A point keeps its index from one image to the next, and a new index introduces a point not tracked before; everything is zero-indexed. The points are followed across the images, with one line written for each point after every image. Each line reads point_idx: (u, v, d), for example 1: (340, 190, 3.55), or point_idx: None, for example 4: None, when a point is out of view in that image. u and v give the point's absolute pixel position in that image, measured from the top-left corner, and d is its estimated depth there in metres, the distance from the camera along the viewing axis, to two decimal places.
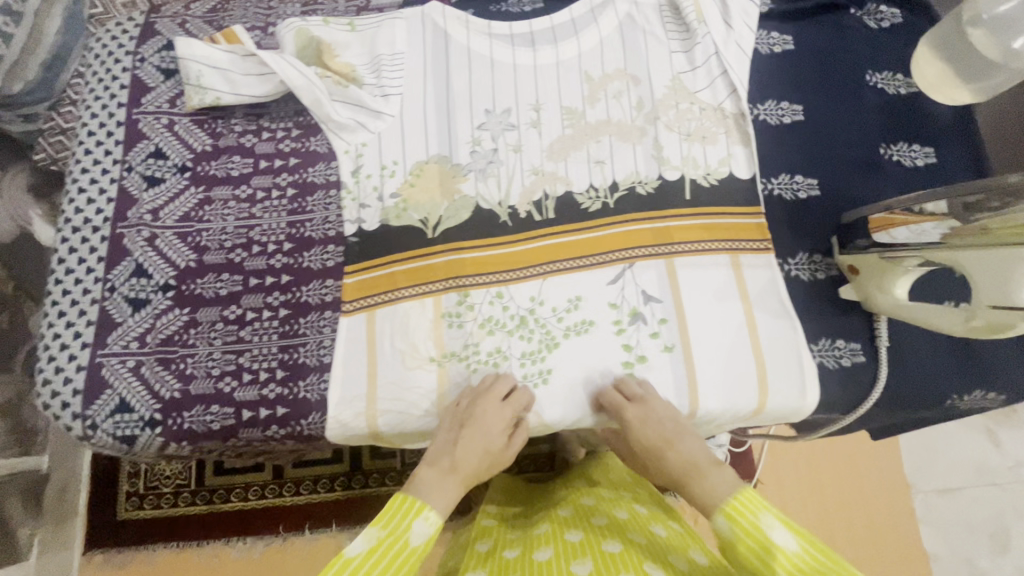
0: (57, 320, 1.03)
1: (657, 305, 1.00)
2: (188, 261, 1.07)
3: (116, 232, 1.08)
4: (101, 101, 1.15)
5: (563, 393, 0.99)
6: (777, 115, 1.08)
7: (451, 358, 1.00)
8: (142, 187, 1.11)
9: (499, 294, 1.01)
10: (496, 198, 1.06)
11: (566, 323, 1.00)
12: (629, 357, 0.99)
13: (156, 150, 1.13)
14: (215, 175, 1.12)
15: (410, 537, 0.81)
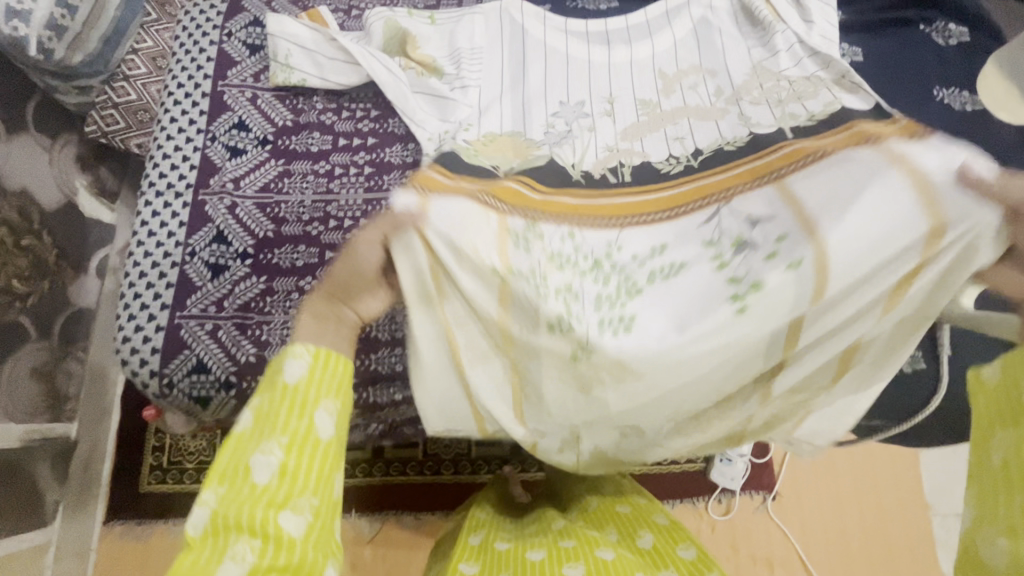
0: (140, 277, 1.12)
1: (780, 113, 0.90)
2: (264, 226, 1.17)
3: (200, 198, 1.18)
4: (190, 75, 1.27)
5: (646, 350, 0.71)
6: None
7: (523, 308, 0.82)
8: (225, 157, 1.22)
9: (571, 234, 0.81)
10: (571, 160, 1.06)
11: (650, 268, 0.77)
12: (736, 288, 0.71)
13: (240, 122, 1.24)
14: (295, 150, 1.23)
15: (289, 378, 0.73)
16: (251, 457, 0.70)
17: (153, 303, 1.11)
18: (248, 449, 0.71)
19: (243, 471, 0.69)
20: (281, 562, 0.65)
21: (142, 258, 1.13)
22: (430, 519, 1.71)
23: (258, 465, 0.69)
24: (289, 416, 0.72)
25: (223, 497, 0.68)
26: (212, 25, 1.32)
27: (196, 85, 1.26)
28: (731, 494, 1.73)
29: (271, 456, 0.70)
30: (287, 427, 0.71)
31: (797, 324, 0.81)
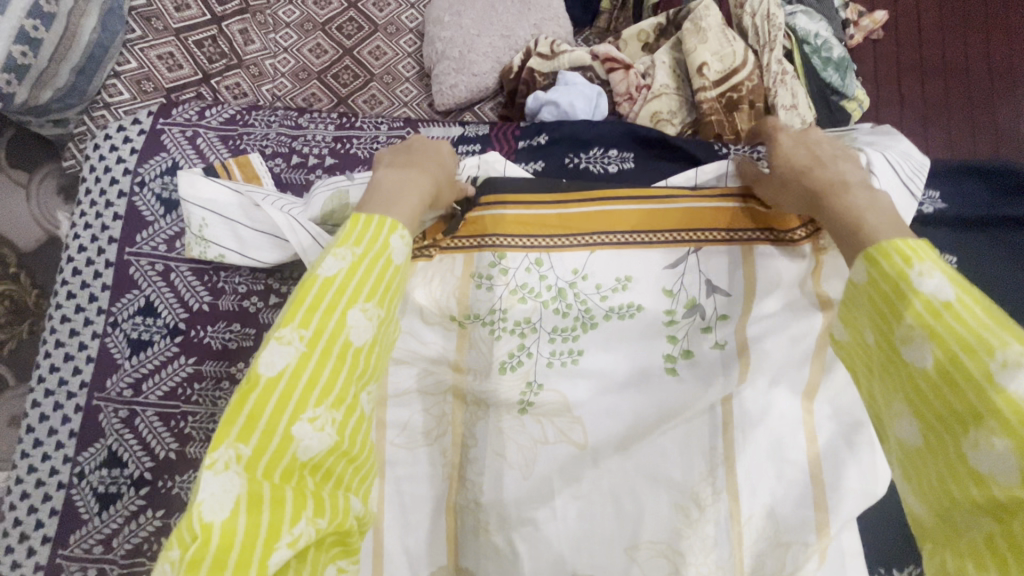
0: (12, 532, 0.65)
1: (722, 296, 0.66)
2: (173, 457, 0.64)
3: (92, 409, 0.66)
4: (107, 192, 0.72)
5: (612, 354, 0.66)
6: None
7: (474, 320, 0.67)
8: (125, 355, 0.67)
9: (528, 317, 0.67)
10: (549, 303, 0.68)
11: (610, 303, 0.67)
12: (672, 350, 0.66)
13: (150, 309, 0.68)
14: (209, 348, 0.67)
15: (392, 259, 0.49)
16: (344, 308, 0.46)
17: (25, 569, 0.64)
18: (339, 302, 0.46)
19: (333, 324, 0.45)
20: (354, 442, 0.46)
21: (21, 503, 0.65)
22: None
23: (355, 317, 0.46)
24: (385, 280, 0.48)
25: (315, 342, 0.44)
26: (126, 165, 0.72)
27: (102, 223, 0.71)
28: None
29: (369, 317, 0.47)
30: (384, 291, 0.48)
31: (739, 365, 0.63)
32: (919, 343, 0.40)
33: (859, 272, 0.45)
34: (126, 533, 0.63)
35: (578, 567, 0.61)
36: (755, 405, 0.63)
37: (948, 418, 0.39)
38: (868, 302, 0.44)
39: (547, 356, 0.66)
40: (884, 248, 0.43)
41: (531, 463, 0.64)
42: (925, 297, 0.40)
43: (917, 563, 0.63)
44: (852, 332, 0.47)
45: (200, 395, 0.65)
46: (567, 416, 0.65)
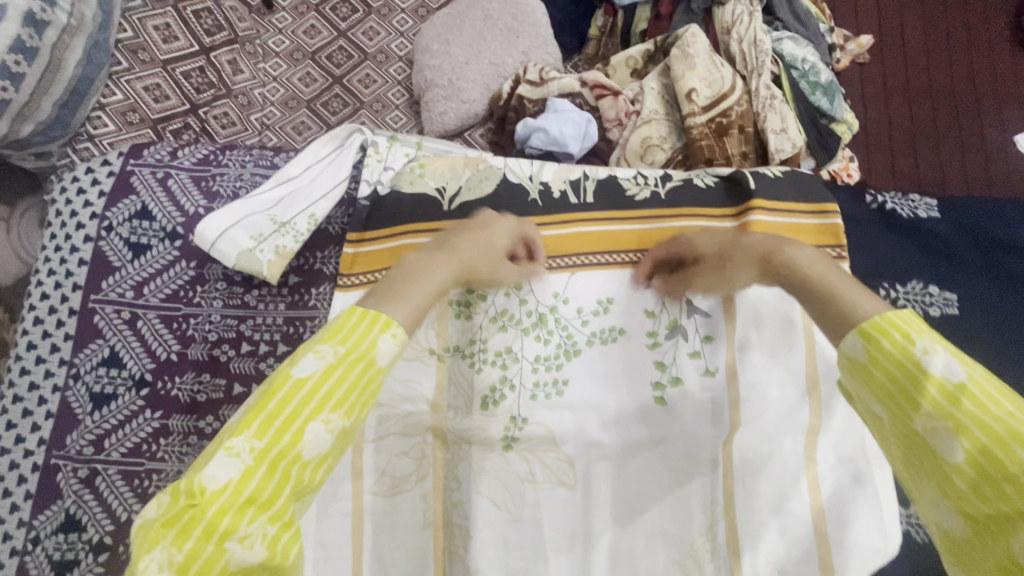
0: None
1: (704, 316, 0.63)
2: (136, 519, 0.60)
3: (50, 468, 0.62)
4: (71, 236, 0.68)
5: (598, 390, 0.63)
6: (920, 312, 0.63)
7: (453, 352, 0.64)
8: (87, 411, 0.63)
9: (508, 347, 0.64)
10: (529, 334, 0.64)
11: (592, 328, 0.64)
12: (660, 378, 0.63)
13: (114, 359, 0.64)
14: (176, 397, 0.63)
15: (375, 362, 0.41)
16: (302, 420, 0.38)
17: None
18: (301, 410, 0.38)
19: (289, 438, 0.38)
20: (292, 563, 0.39)
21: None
22: None
23: (314, 431, 0.39)
24: (364, 390, 0.40)
25: (264, 455, 0.37)
26: (92, 208, 0.69)
27: (66, 269, 0.67)
28: None
29: (334, 426, 0.39)
30: (359, 399, 0.40)
31: (727, 404, 0.61)
32: (944, 432, 0.35)
33: (851, 344, 0.39)
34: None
35: None
36: (755, 456, 0.60)
37: (990, 519, 0.34)
38: (867, 379, 0.38)
39: (529, 389, 0.63)
40: (878, 323, 0.38)
41: (518, 505, 0.60)
42: (940, 380, 0.35)
43: None
44: (855, 401, 0.42)
45: (167, 450, 0.62)
46: (554, 451, 0.61)
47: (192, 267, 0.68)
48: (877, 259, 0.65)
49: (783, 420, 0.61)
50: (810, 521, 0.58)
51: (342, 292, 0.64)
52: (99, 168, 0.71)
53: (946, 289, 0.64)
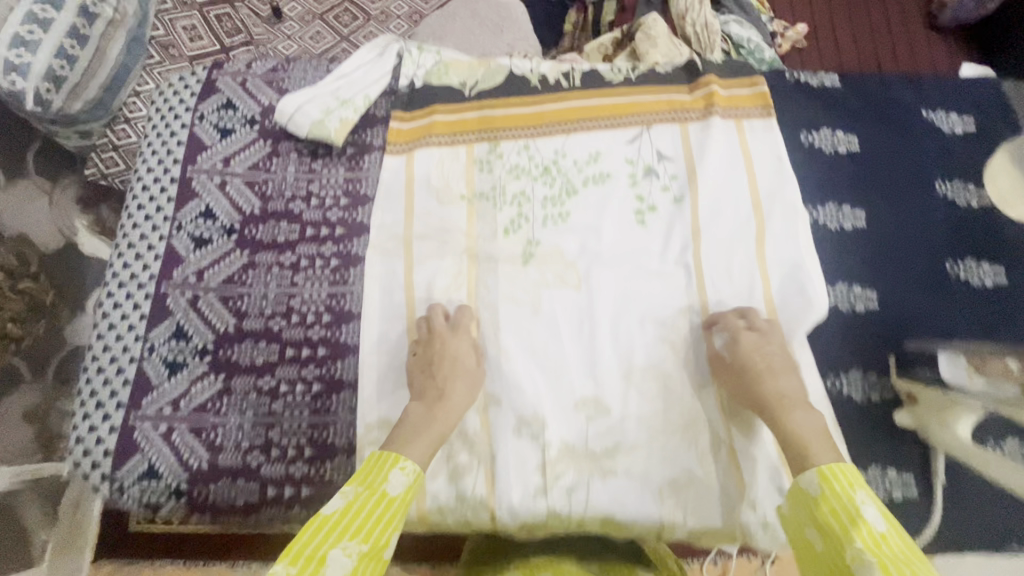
0: (89, 402, 0.73)
1: (670, 161, 0.83)
2: (232, 330, 0.76)
3: (160, 295, 0.77)
4: (169, 127, 0.84)
5: (593, 217, 0.81)
6: (829, 150, 0.83)
7: (480, 197, 0.82)
8: (189, 250, 0.79)
9: (522, 192, 0.82)
10: (537, 179, 0.82)
11: (586, 173, 0.82)
12: (640, 207, 0.81)
13: (209, 213, 0.80)
14: (261, 238, 0.80)
15: (388, 493, 0.57)
16: (325, 550, 0.51)
17: (101, 431, 0.72)
18: (323, 547, 0.51)
19: (314, 566, 0.50)
20: None
21: (98, 378, 0.74)
22: None
23: (335, 556, 0.51)
24: (373, 519, 0.55)
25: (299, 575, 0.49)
26: (186, 104, 0.86)
27: (167, 149, 0.83)
28: None
29: (351, 556, 0.52)
30: (371, 531, 0.54)
31: (691, 219, 0.80)
32: (867, 563, 0.47)
33: (808, 480, 0.55)
34: (194, 392, 0.73)
35: (582, 386, 0.74)
36: (718, 258, 0.78)
37: None
38: (816, 511, 0.54)
39: (541, 218, 0.81)
40: (832, 470, 0.54)
41: (537, 302, 0.77)
42: (868, 526, 0.50)
43: (860, 367, 0.74)
44: (794, 527, 0.56)
45: (256, 276, 0.78)
46: (562, 263, 0.79)
47: (268, 145, 0.84)
48: (796, 114, 0.85)
49: (736, 231, 0.79)
50: (761, 297, 0.76)
51: (391, 156, 0.83)
52: (191, 78, 0.88)
53: (849, 134, 0.84)
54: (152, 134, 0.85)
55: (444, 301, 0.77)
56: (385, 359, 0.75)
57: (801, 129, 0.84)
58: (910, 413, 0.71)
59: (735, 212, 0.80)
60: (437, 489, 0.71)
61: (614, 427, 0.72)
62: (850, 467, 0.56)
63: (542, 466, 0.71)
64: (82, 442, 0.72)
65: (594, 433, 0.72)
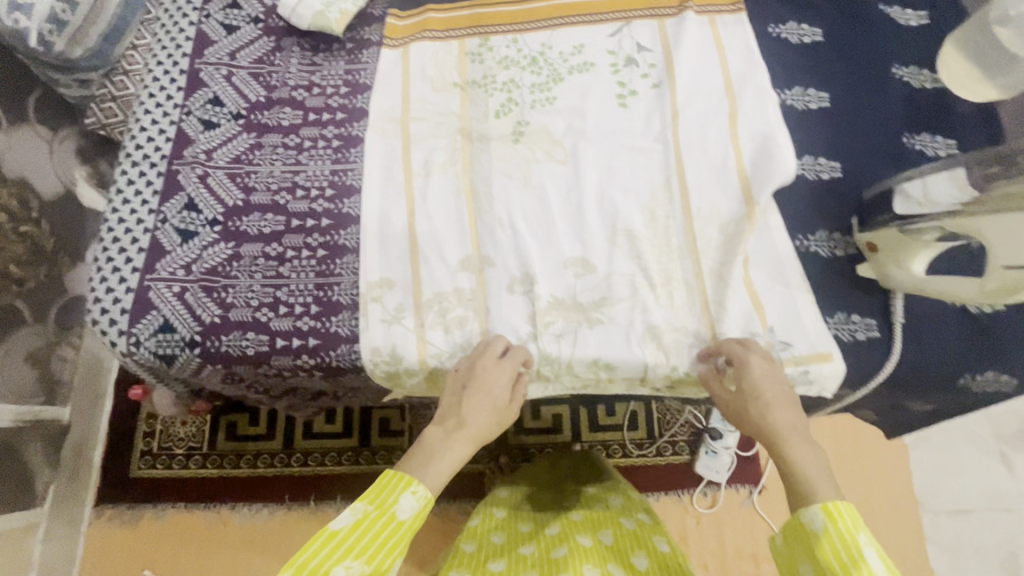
0: (106, 268, 0.77)
1: (649, 51, 0.89)
2: (240, 203, 0.81)
3: (172, 172, 0.82)
4: (178, 26, 0.90)
5: (578, 101, 0.86)
6: (795, 40, 0.90)
7: (472, 84, 0.87)
8: (198, 133, 0.84)
9: (511, 80, 0.87)
10: (526, 69, 0.88)
11: (571, 63, 0.88)
12: (621, 93, 0.87)
13: (217, 100, 0.85)
14: (266, 123, 0.85)
15: (399, 516, 0.59)
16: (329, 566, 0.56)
17: (117, 292, 0.76)
18: (328, 561, 0.56)
19: None
20: None
21: (113, 246, 0.78)
22: None
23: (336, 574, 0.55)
24: (380, 539, 0.58)
25: None
26: (194, 6, 0.91)
27: (176, 44, 0.88)
28: (717, 486, 1.63)
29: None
30: (375, 553, 0.58)
31: (669, 101, 0.86)
32: None
33: (812, 515, 0.56)
34: (205, 256, 0.78)
35: (569, 249, 0.79)
36: (695, 135, 0.84)
37: None
38: (816, 548, 0.55)
39: (529, 103, 0.86)
40: (838, 507, 0.55)
41: (527, 176, 0.82)
42: (869, 567, 0.52)
43: (825, 227, 0.81)
44: (787, 560, 0.58)
45: (262, 156, 0.83)
46: (550, 141, 0.84)
47: (272, 41, 0.89)
48: (765, 10, 0.92)
49: (711, 112, 0.85)
50: (733, 167, 0.82)
51: (389, 49, 0.88)
52: None
53: (813, 26, 0.91)
54: (161, 32, 0.90)
55: (439, 175, 0.82)
56: (384, 226, 0.80)
57: (769, 23, 0.91)
58: (873, 265, 0.77)
59: (710, 93, 0.86)
60: (436, 339, 0.76)
61: (600, 283, 0.78)
62: (850, 504, 0.56)
63: (533, 316, 0.76)
64: (99, 302, 0.76)
65: (581, 289, 0.77)
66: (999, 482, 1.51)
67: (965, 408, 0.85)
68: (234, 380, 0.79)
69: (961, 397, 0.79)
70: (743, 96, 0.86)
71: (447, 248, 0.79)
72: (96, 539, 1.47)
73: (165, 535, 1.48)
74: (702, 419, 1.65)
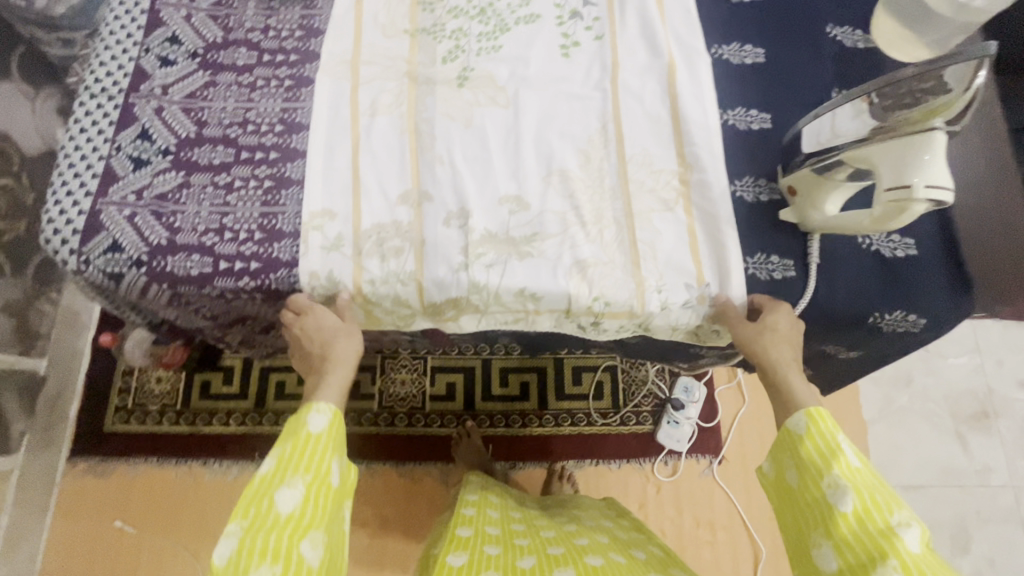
0: (60, 191, 0.81)
1: (594, 6, 0.93)
2: (192, 136, 0.84)
3: (128, 104, 0.85)
4: None
5: (523, 50, 0.90)
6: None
7: (422, 32, 0.91)
8: (156, 69, 0.87)
9: (460, 30, 0.91)
10: (474, 20, 0.92)
11: (517, 14, 0.92)
12: (565, 43, 0.91)
13: (176, 39, 0.89)
14: (222, 61, 0.89)
15: (313, 431, 0.67)
16: (274, 492, 0.62)
17: (70, 214, 0.79)
18: (270, 489, 0.62)
19: (265, 507, 0.61)
20: None
21: (69, 172, 0.82)
22: (380, 470, 1.62)
23: (283, 494, 0.62)
24: (307, 453, 0.65)
25: (252, 522, 0.60)
26: None
27: None
28: (677, 456, 1.65)
29: (296, 489, 0.63)
30: (309, 465, 0.65)
31: (610, 53, 0.90)
32: (843, 491, 0.61)
33: (796, 423, 0.68)
34: (155, 183, 0.81)
35: (504, 191, 0.83)
36: (633, 85, 0.88)
37: (853, 544, 0.60)
38: (801, 449, 0.67)
39: (476, 52, 0.90)
40: (819, 412, 0.67)
41: (469, 118, 0.86)
42: (847, 460, 0.63)
43: (749, 174, 0.84)
44: (778, 468, 0.70)
45: (216, 92, 0.87)
46: (493, 87, 0.88)
47: None
48: None
49: (650, 63, 0.89)
50: (666, 115, 0.86)
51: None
52: None
53: None
54: None
55: (384, 115, 0.86)
56: (331, 163, 0.83)
57: None
58: (793, 209, 0.80)
59: (650, 45, 0.89)
60: (371, 266, 0.80)
61: (533, 220, 0.81)
62: (826, 410, 0.68)
63: (466, 247, 0.80)
64: (52, 222, 0.79)
65: (515, 224, 0.81)
66: (952, 457, 1.55)
67: (885, 353, 0.89)
68: (181, 303, 0.82)
69: (875, 337, 0.83)
70: (682, 51, 0.89)
71: (390, 184, 0.83)
72: (68, 490, 1.50)
73: (136, 488, 1.51)
74: (665, 389, 1.68)
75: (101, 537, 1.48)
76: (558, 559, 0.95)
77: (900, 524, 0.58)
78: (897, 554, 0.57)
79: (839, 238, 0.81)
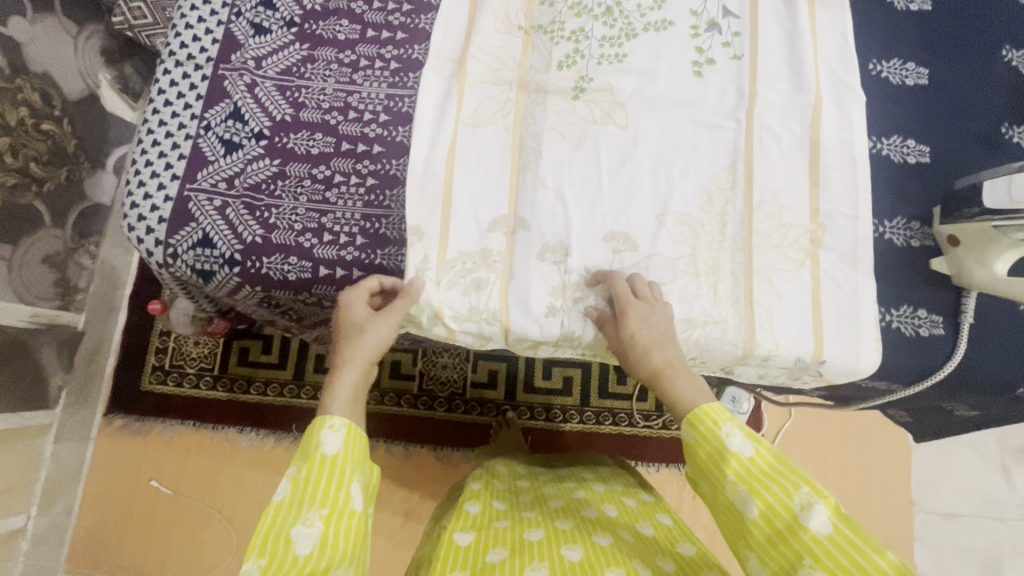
0: (144, 172, 0.73)
1: (735, 18, 0.81)
2: (289, 119, 0.76)
3: (218, 77, 0.76)
4: None
5: (654, 52, 0.80)
6: (901, 8, 0.83)
7: (538, 30, 0.80)
8: (248, 37, 0.78)
9: (580, 27, 0.80)
10: (597, 14, 0.81)
11: (648, 19, 0.81)
12: (698, 58, 0.80)
13: (270, 3, 0.79)
14: (321, 35, 0.79)
15: (326, 454, 0.54)
16: (287, 530, 0.50)
17: (155, 199, 0.72)
18: (284, 525, 0.50)
19: (281, 545, 0.49)
20: None
21: (153, 150, 0.74)
22: (419, 454, 1.55)
23: (299, 532, 0.50)
24: (325, 484, 0.52)
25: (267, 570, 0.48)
26: None
27: None
28: None
29: (314, 525, 0.50)
30: (328, 494, 0.52)
31: (755, 67, 0.79)
32: (744, 496, 0.54)
33: (686, 432, 0.60)
34: (249, 172, 0.74)
35: (615, 227, 0.74)
36: (779, 100, 0.79)
37: (774, 550, 0.52)
38: (693, 454, 0.59)
39: (597, 61, 0.80)
40: (698, 414, 0.59)
41: (582, 137, 0.77)
42: (737, 456, 0.56)
43: (898, 217, 0.76)
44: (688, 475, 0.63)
45: (315, 71, 0.77)
46: (611, 102, 0.78)
47: None
48: None
49: (793, 98, 0.78)
50: (812, 142, 0.77)
51: None
52: None
53: None
54: None
55: (487, 126, 0.76)
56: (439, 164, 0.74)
57: None
58: (949, 260, 0.72)
59: (806, 56, 0.79)
60: (449, 300, 0.71)
61: (638, 262, 0.74)
62: (711, 404, 0.60)
63: (560, 289, 0.73)
64: (137, 207, 0.72)
65: (619, 265, 0.74)
66: (991, 488, 1.43)
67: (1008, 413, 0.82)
68: (271, 304, 0.77)
69: (1013, 403, 0.76)
70: (837, 72, 0.79)
71: (502, 195, 0.74)
72: (104, 447, 1.45)
73: (173, 450, 1.46)
74: None
75: (139, 497, 1.44)
76: (569, 535, 0.74)
77: (803, 510, 0.51)
78: (808, 548, 0.50)
79: (991, 300, 0.74)
